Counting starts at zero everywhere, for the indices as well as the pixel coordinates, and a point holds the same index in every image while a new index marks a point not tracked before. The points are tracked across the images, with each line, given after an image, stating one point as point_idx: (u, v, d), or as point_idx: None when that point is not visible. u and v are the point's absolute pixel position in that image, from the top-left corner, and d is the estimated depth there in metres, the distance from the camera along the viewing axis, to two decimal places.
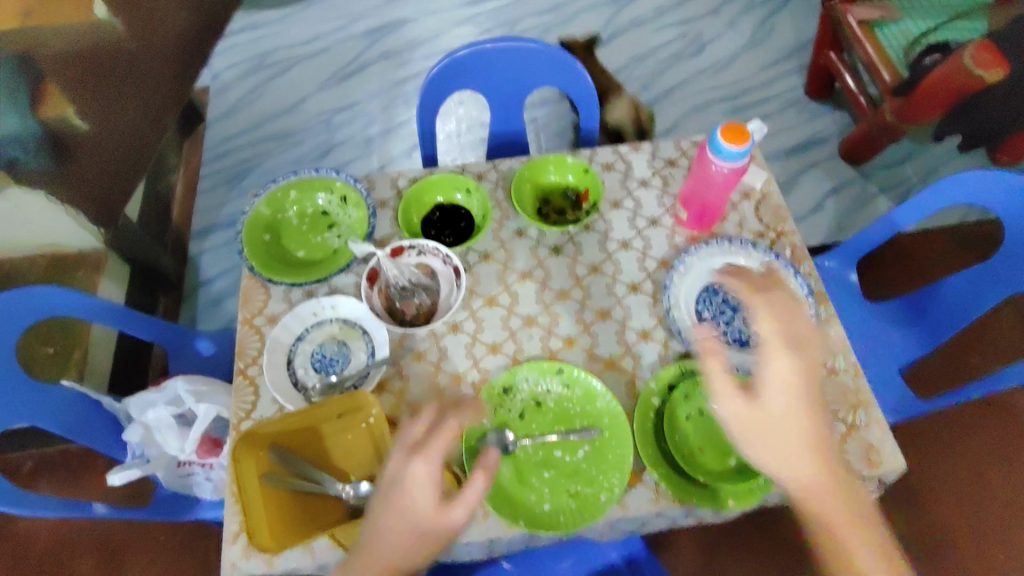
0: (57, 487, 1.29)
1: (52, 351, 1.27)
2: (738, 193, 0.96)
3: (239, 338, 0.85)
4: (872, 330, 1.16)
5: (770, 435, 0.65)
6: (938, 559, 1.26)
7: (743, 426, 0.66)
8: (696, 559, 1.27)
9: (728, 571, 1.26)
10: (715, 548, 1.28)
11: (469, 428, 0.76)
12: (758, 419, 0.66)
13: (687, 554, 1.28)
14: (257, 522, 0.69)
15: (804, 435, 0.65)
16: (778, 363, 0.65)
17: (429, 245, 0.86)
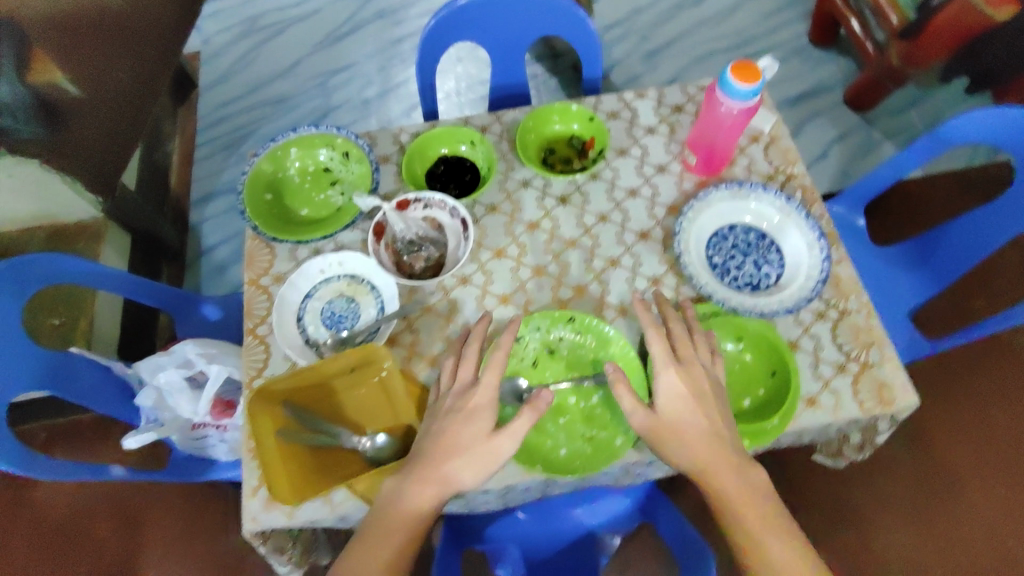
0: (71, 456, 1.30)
1: (58, 322, 1.27)
2: (746, 138, 0.95)
3: (247, 298, 0.84)
4: (881, 274, 1.16)
5: (680, 441, 0.69)
6: (943, 496, 1.28)
7: (652, 439, 0.69)
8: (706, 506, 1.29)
9: None
10: None
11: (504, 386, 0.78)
12: (665, 431, 0.69)
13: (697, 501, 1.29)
14: (277, 477, 0.68)
15: (707, 440, 0.70)
16: (667, 377, 0.72)
17: (436, 198, 0.84)
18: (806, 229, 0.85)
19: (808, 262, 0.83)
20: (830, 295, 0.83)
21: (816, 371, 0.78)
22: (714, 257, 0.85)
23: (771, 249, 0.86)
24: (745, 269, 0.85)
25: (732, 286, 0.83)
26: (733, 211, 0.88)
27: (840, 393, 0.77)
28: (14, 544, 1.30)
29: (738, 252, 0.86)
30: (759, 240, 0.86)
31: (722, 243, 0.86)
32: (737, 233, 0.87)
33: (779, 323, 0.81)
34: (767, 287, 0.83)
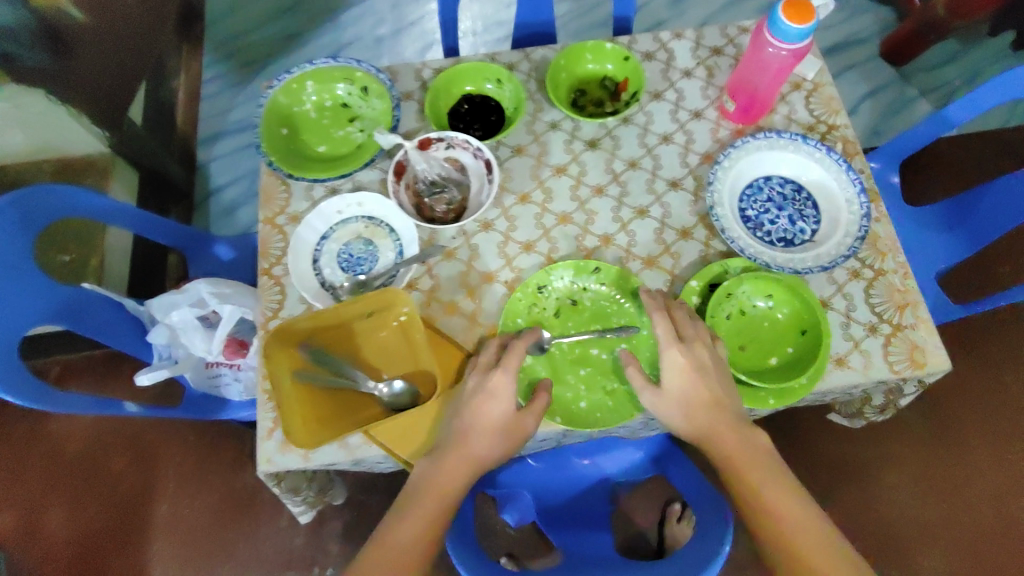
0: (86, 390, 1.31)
1: (67, 258, 1.24)
2: (787, 85, 0.90)
3: (262, 238, 0.82)
4: (912, 234, 1.12)
5: (700, 403, 0.69)
6: (951, 458, 1.28)
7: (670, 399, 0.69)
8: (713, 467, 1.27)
9: None
10: None
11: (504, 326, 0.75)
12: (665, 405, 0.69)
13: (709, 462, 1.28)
14: (293, 418, 0.69)
15: (710, 409, 0.69)
16: (670, 354, 0.69)
17: (459, 137, 0.80)
18: (846, 183, 0.81)
19: (846, 218, 0.80)
20: (866, 253, 0.80)
21: (846, 331, 0.76)
22: (747, 210, 0.82)
23: (808, 203, 0.82)
24: (779, 223, 0.81)
25: (765, 241, 0.80)
26: (771, 161, 0.83)
27: (871, 354, 0.75)
28: (32, 475, 1.32)
29: (773, 205, 0.82)
30: (795, 193, 0.83)
31: (756, 196, 0.82)
32: (773, 184, 0.83)
33: (812, 281, 0.78)
34: (801, 243, 0.80)
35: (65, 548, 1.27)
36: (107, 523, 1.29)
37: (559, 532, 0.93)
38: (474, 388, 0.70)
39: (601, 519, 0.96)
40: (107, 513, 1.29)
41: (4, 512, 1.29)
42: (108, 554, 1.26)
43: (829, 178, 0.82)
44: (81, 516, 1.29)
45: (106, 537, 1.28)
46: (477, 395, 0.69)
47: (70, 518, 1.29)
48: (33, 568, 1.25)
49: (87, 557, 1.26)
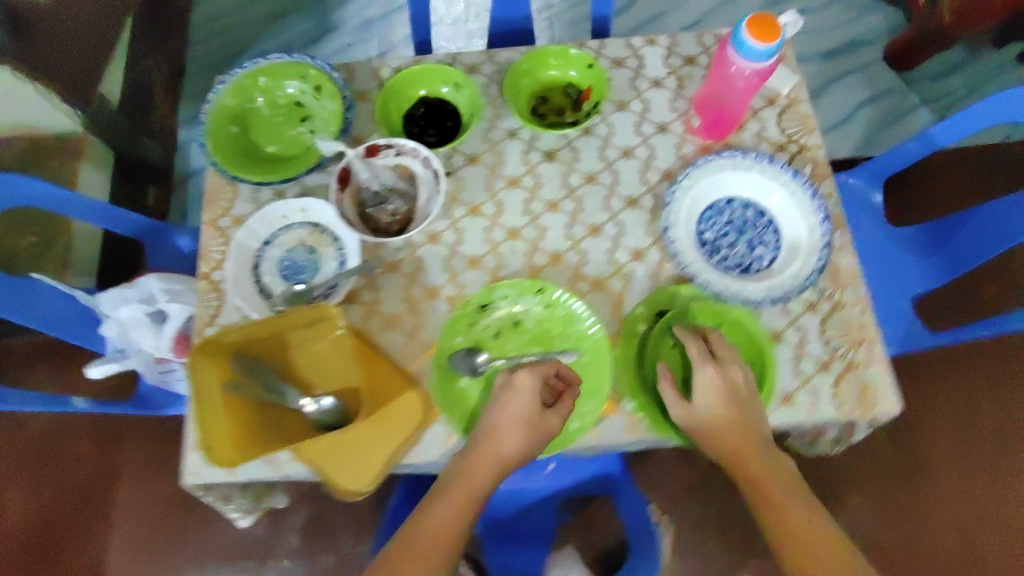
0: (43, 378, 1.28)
1: (32, 240, 1.24)
2: (760, 99, 0.84)
3: (203, 240, 0.80)
4: (888, 256, 1.08)
5: None
6: (920, 483, 1.25)
7: None
8: (684, 484, 1.28)
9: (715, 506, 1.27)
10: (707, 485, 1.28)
11: (441, 345, 0.74)
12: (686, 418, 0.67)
13: (677, 479, 1.29)
14: (216, 434, 0.66)
15: (739, 431, 0.67)
16: (703, 371, 0.67)
17: (408, 145, 0.77)
18: (811, 210, 0.77)
19: (806, 247, 0.76)
20: (826, 285, 0.76)
21: (796, 367, 0.73)
22: (705, 233, 0.78)
23: (769, 229, 0.78)
24: (737, 248, 0.78)
25: (720, 266, 0.77)
26: (735, 182, 0.80)
27: (819, 393, 0.72)
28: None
29: (733, 229, 0.78)
30: (757, 217, 0.79)
31: (716, 218, 0.79)
32: (735, 207, 0.79)
33: (765, 312, 0.75)
34: (758, 271, 0.77)
35: (28, 529, 1.28)
36: (69, 506, 1.30)
37: (495, 548, 0.92)
38: (502, 385, 0.70)
39: (542, 539, 0.95)
40: (70, 496, 1.31)
41: None
42: (70, 536, 1.28)
43: (795, 203, 0.78)
44: (45, 497, 1.31)
45: (67, 520, 1.29)
46: (510, 402, 0.69)
47: (31, 500, 1.30)
48: None
49: (49, 539, 1.28)
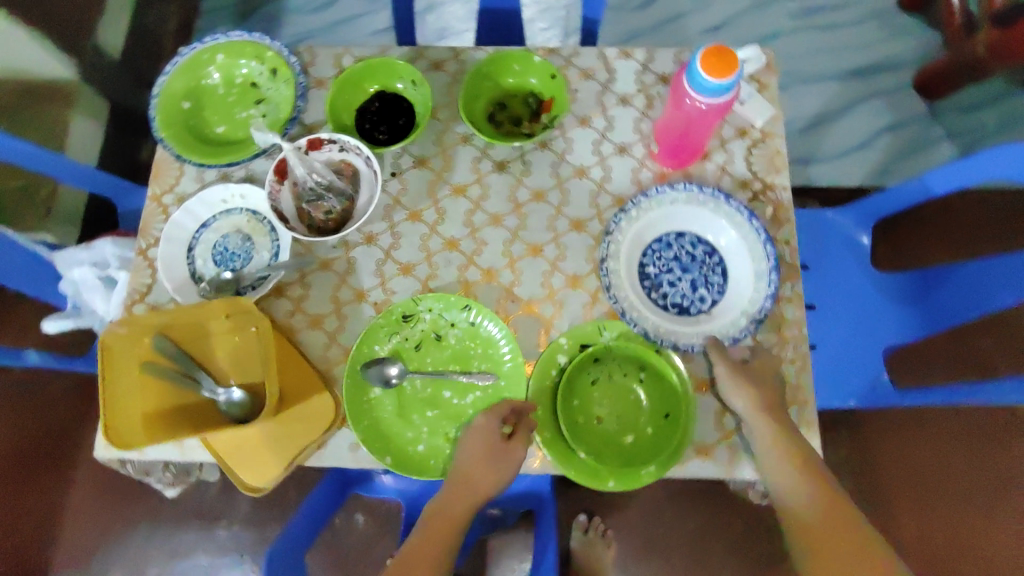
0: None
1: (20, 184, 1.26)
2: (730, 130, 0.80)
3: (144, 216, 0.79)
4: (868, 301, 1.03)
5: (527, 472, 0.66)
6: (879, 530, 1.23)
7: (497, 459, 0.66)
8: (635, 503, 1.31)
9: (664, 529, 1.29)
10: (659, 507, 1.31)
11: (357, 351, 0.71)
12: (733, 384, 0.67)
13: (630, 499, 1.31)
14: (124, 415, 0.66)
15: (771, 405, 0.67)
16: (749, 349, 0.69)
17: (352, 142, 0.75)
18: (762, 256, 0.72)
19: (749, 294, 0.72)
20: (767, 337, 0.72)
21: (719, 420, 0.70)
22: (648, 266, 0.75)
23: (716, 270, 0.75)
24: (679, 286, 0.74)
25: (657, 303, 0.73)
26: (686, 217, 0.76)
27: (739, 448, 0.69)
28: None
29: (677, 265, 0.75)
30: (706, 255, 0.75)
31: (662, 252, 0.75)
32: (684, 242, 0.76)
33: (695, 358, 0.72)
34: (696, 313, 0.73)
35: None
36: (35, 445, 1.33)
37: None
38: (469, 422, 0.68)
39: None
40: (46, 430, 1.34)
41: None
42: (35, 475, 1.31)
43: (747, 246, 0.73)
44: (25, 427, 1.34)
45: (33, 457, 1.32)
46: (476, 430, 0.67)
47: (8, 430, 1.34)
48: None
49: (14, 472, 1.31)
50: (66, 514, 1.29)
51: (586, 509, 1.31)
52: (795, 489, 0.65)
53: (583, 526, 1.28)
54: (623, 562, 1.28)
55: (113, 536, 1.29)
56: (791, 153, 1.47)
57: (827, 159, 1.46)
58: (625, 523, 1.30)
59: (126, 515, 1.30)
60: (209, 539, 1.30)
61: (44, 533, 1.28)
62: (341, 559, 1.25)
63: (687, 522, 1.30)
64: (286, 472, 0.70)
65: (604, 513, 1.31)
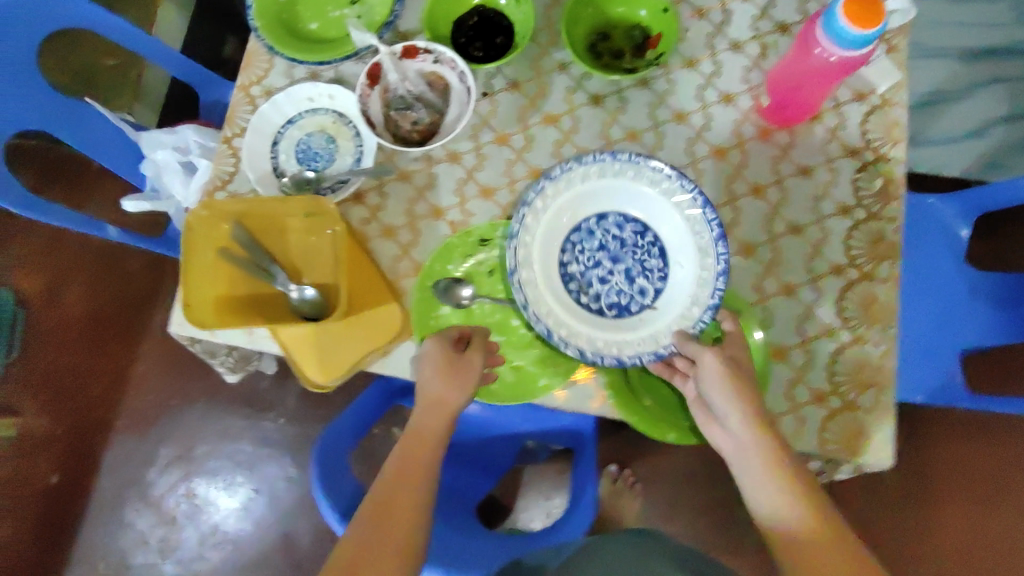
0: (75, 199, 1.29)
1: (113, 62, 1.30)
2: (848, 92, 0.73)
3: (231, 104, 0.79)
4: (957, 298, 0.97)
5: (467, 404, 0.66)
6: (928, 542, 1.23)
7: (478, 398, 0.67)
8: (667, 465, 1.30)
9: (693, 495, 1.29)
10: (693, 473, 1.30)
11: (430, 268, 0.72)
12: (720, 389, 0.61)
13: (664, 458, 1.31)
14: (198, 297, 0.68)
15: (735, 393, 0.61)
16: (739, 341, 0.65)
17: (447, 55, 0.72)
18: (704, 225, 0.66)
19: (696, 279, 0.67)
20: (853, 315, 0.69)
21: (790, 390, 0.68)
22: (571, 264, 0.69)
23: (652, 251, 0.69)
24: (612, 282, 0.69)
25: (592, 310, 0.68)
26: (602, 192, 0.69)
27: (805, 423, 0.68)
28: (58, 244, 1.34)
29: (604, 256, 0.69)
30: (637, 236, 0.69)
31: (584, 242, 0.69)
32: (607, 226, 0.69)
33: (776, 323, 0.70)
34: (638, 309, 0.69)
35: (70, 324, 1.34)
36: (108, 316, 1.36)
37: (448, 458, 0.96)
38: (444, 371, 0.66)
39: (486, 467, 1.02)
40: (118, 304, 1.36)
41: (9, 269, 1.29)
42: (108, 345, 1.36)
43: (686, 220, 0.67)
44: (101, 297, 1.36)
45: (106, 325, 1.35)
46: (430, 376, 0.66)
47: (87, 295, 1.35)
48: (44, 330, 1.32)
49: (85, 339, 1.34)
50: (132, 383, 1.37)
51: (617, 460, 1.31)
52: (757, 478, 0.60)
53: (612, 476, 1.28)
54: (647, 517, 1.29)
55: (170, 410, 1.37)
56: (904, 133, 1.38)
57: (931, 145, 1.37)
58: (654, 479, 1.30)
59: (183, 393, 1.38)
60: (254, 428, 1.37)
61: (112, 397, 1.36)
62: (374, 469, 1.29)
63: (718, 490, 1.29)
64: (348, 373, 0.71)
65: (635, 466, 1.31)
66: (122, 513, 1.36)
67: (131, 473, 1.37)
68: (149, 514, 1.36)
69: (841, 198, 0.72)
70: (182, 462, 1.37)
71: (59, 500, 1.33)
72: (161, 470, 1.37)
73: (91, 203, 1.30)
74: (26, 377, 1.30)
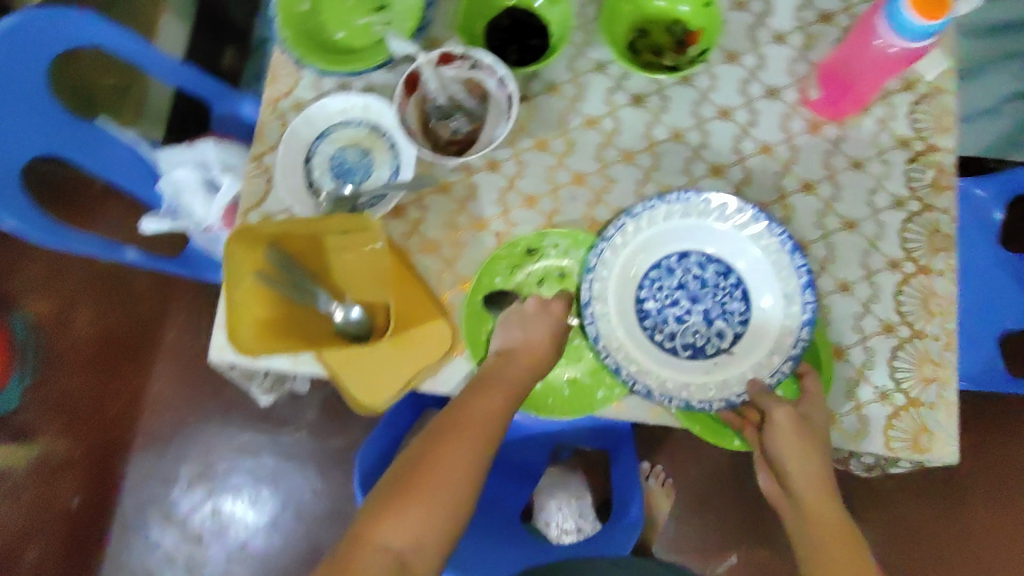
0: (86, 225, 1.30)
1: (112, 83, 1.28)
2: (896, 80, 0.72)
3: (260, 120, 0.76)
4: (992, 281, 0.96)
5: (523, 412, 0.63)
6: (956, 519, 1.24)
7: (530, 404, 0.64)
8: (697, 460, 1.29)
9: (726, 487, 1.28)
10: (725, 466, 1.29)
11: (479, 278, 0.71)
12: (793, 453, 0.59)
13: (694, 453, 1.30)
14: (242, 322, 0.64)
15: (805, 453, 0.59)
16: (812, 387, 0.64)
17: (487, 60, 0.69)
18: (789, 270, 0.66)
19: (780, 326, 0.67)
20: (912, 310, 0.68)
21: (852, 389, 0.67)
22: (647, 301, 0.70)
23: (734, 294, 0.69)
24: (688, 322, 0.69)
25: (665, 348, 0.69)
26: (684, 232, 0.69)
27: (870, 422, 0.67)
28: (68, 269, 1.35)
29: (684, 296, 0.70)
30: (719, 277, 0.70)
31: (662, 280, 0.70)
32: (688, 265, 0.70)
33: (834, 322, 0.69)
34: (715, 352, 0.68)
35: (82, 347, 1.33)
36: (118, 337, 1.34)
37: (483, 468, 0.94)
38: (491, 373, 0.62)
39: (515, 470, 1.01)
40: (129, 325, 1.34)
41: (24, 297, 1.34)
42: (119, 368, 1.33)
43: (771, 264, 0.67)
44: (111, 319, 1.34)
45: (115, 347, 1.33)
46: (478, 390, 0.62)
47: (97, 317, 1.34)
48: (57, 354, 1.33)
49: (98, 361, 1.33)
50: (148, 405, 1.33)
51: (649, 457, 1.30)
52: (825, 548, 0.56)
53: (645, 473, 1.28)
54: (675, 511, 1.29)
55: (187, 429, 1.34)
56: (977, 104, 1.21)
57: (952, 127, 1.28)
58: (684, 475, 1.29)
59: (201, 412, 1.35)
60: (275, 443, 1.34)
61: (128, 420, 1.33)
62: None
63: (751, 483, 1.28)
64: (397, 394, 0.70)
65: (664, 463, 1.30)
66: (145, 533, 1.33)
67: (153, 492, 1.34)
68: (175, 533, 1.34)
69: (894, 191, 0.71)
70: (204, 480, 1.35)
71: (84, 524, 1.31)
72: (184, 489, 1.34)
73: (96, 226, 1.31)
74: (42, 403, 1.32)
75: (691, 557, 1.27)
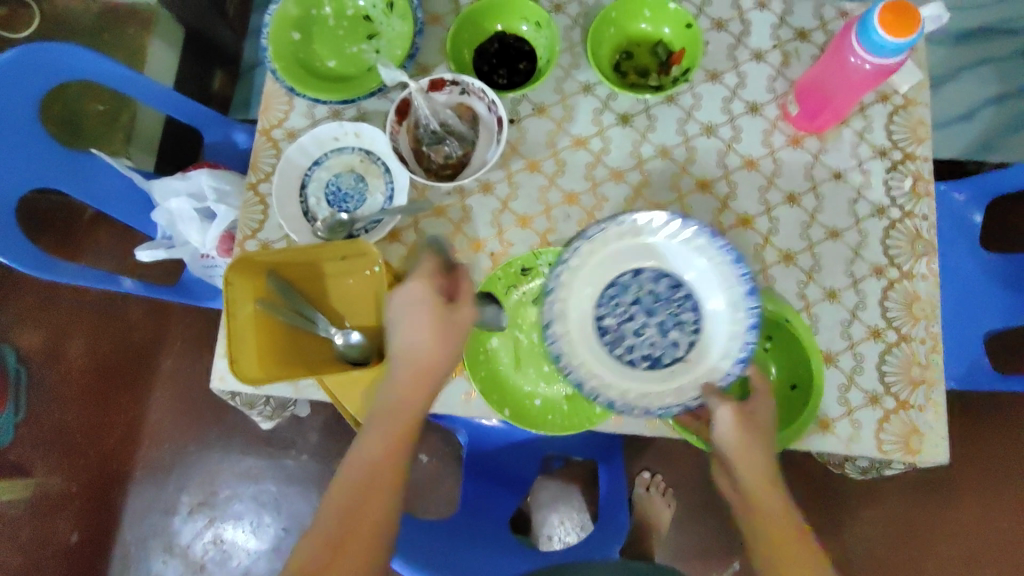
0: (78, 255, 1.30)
1: (102, 108, 1.28)
2: (872, 94, 0.75)
3: (253, 149, 0.77)
4: (971, 282, 0.99)
5: None
6: (948, 518, 1.26)
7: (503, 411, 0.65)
8: (694, 468, 1.31)
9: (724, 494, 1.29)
10: None
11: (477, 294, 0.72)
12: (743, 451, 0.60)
13: (692, 462, 1.31)
14: (242, 350, 0.65)
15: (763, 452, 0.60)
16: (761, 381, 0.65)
17: (475, 85, 0.72)
18: (733, 279, 0.67)
19: (728, 332, 0.68)
20: (898, 315, 0.70)
21: (843, 395, 0.69)
22: (606, 317, 0.71)
23: (685, 304, 0.70)
24: (645, 333, 0.70)
25: (624, 360, 0.70)
26: (636, 249, 0.71)
27: (861, 426, 0.68)
28: (60, 300, 1.36)
29: (639, 310, 0.70)
30: (671, 290, 0.70)
31: (617, 297, 0.71)
32: (642, 281, 0.71)
33: (822, 329, 0.70)
34: (671, 361, 0.69)
35: (76, 377, 1.34)
36: (111, 367, 1.34)
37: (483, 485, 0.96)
38: None
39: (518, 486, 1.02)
40: (121, 354, 1.34)
41: (17, 331, 1.35)
42: (112, 397, 1.33)
43: (716, 274, 0.68)
44: (103, 348, 1.34)
45: (110, 377, 1.34)
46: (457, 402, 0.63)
47: (89, 347, 1.35)
48: (52, 386, 1.33)
49: (93, 392, 1.33)
50: (145, 434, 1.33)
51: (648, 468, 1.31)
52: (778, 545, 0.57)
53: (645, 483, 1.28)
54: (676, 520, 1.30)
55: (185, 457, 1.34)
56: (951, 109, 1.25)
57: None
58: (683, 484, 1.31)
59: (199, 439, 1.34)
60: (275, 467, 1.34)
61: (125, 450, 1.33)
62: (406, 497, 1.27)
63: None
64: None
65: (664, 472, 1.31)
66: (146, 566, 1.32)
67: (153, 524, 1.33)
68: (176, 564, 1.32)
69: (875, 199, 0.73)
70: (205, 508, 1.34)
71: (83, 559, 1.30)
72: (184, 519, 1.33)
73: (88, 257, 1.31)
74: (37, 435, 1.32)
75: (690, 566, 1.28)
